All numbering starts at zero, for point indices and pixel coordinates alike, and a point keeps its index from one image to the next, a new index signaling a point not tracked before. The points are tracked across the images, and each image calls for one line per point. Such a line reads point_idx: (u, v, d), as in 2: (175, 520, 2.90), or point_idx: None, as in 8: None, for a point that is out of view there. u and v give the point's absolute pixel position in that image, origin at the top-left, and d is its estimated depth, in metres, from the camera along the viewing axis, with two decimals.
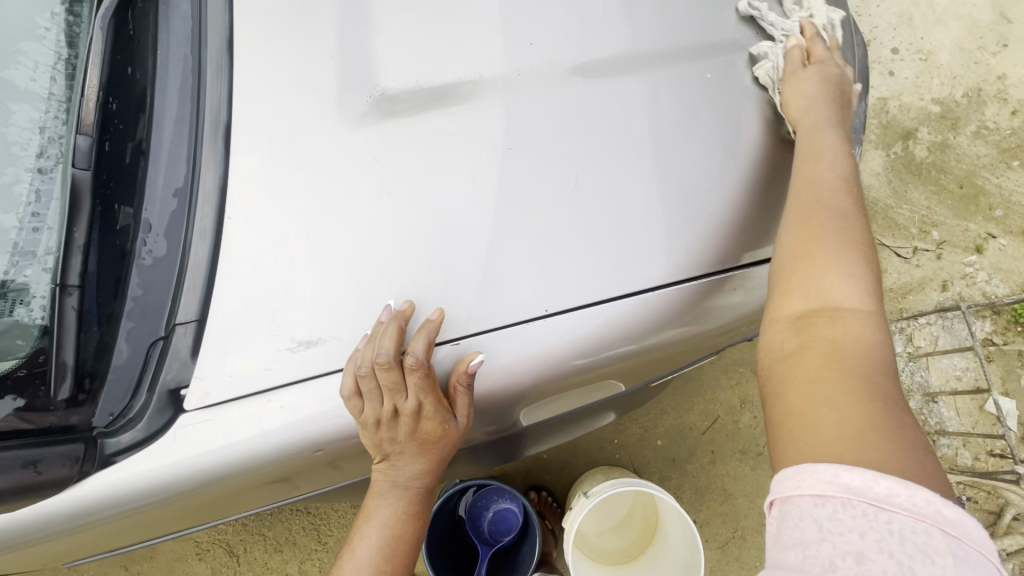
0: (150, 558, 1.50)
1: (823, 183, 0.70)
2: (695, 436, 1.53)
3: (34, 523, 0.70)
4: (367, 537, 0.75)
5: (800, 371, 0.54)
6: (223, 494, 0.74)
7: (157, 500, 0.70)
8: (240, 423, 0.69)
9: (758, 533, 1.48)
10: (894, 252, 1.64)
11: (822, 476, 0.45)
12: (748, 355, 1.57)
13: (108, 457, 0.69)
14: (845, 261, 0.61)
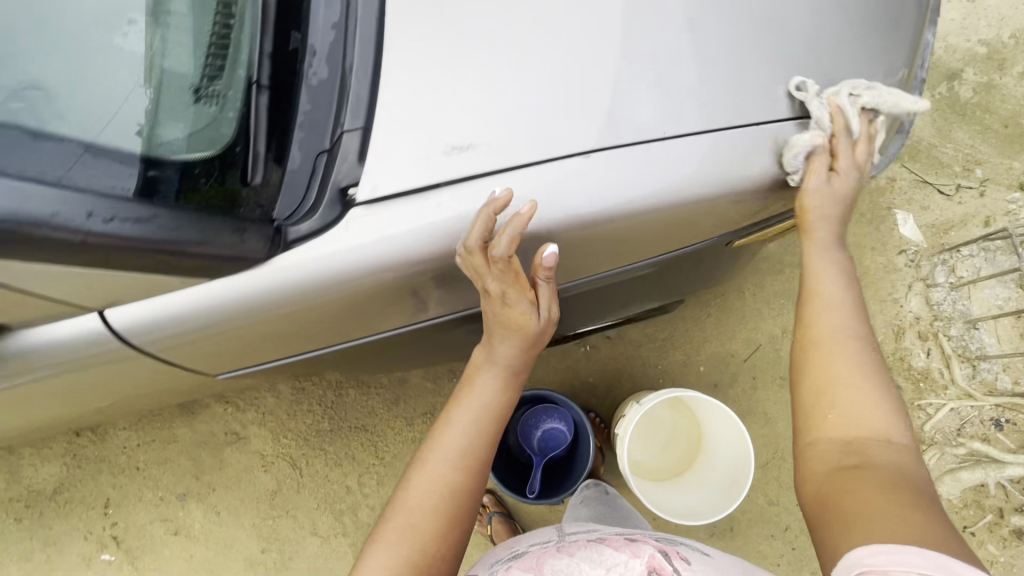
0: (219, 469, 1.61)
1: (845, 318, 0.81)
2: (737, 362, 1.59)
3: (198, 309, 0.79)
4: (464, 409, 0.87)
5: (858, 485, 0.64)
6: (362, 299, 0.81)
7: (309, 293, 0.78)
8: (392, 220, 0.76)
9: None
10: (937, 190, 1.66)
11: (929, 558, 0.51)
12: (790, 288, 1.63)
13: (289, 244, 0.76)
14: (866, 388, 0.74)
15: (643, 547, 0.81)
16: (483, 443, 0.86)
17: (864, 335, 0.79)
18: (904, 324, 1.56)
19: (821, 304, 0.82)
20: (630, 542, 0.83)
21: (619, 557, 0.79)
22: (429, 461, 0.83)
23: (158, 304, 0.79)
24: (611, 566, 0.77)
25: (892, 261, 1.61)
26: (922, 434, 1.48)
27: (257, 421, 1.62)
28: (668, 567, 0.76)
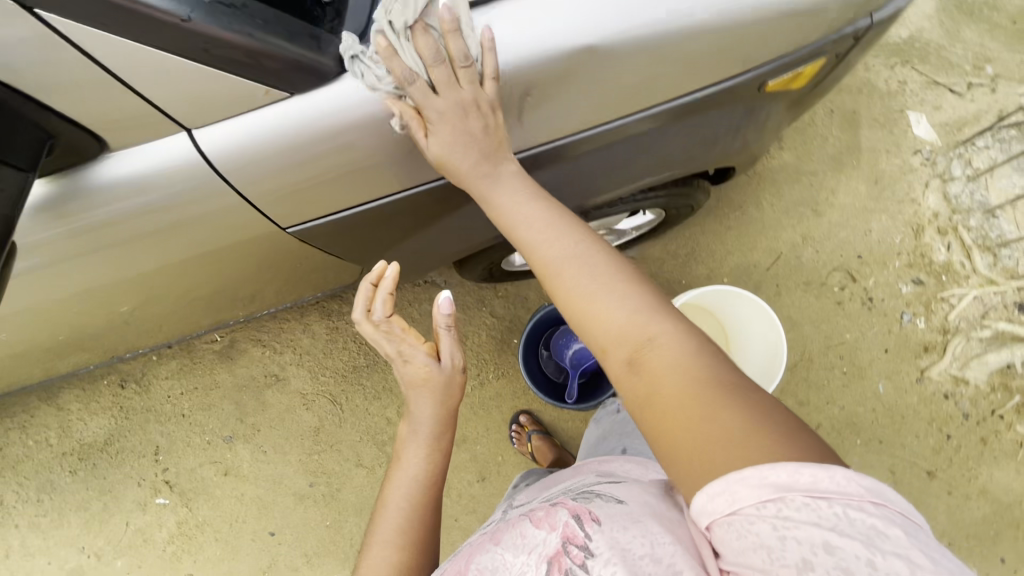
0: (262, 410, 1.66)
1: (551, 245, 0.75)
2: (760, 271, 1.61)
3: (248, 146, 0.76)
4: (397, 486, 0.83)
5: (663, 413, 0.55)
6: (418, 131, 0.80)
7: (365, 124, 0.77)
8: None
9: (825, 354, 1.56)
10: (949, 89, 1.67)
11: (751, 483, 0.45)
12: (808, 195, 1.64)
13: (359, 59, 0.75)
14: (602, 291, 0.68)
15: (560, 513, 0.61)
16: (420, 516, 0.81)
17: (581, 247, 0.73)
18: (924, 221, 1.58)
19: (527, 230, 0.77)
20: (550, 510, 0.62)
21: (536, 535, 0.59)
22: (371, 552, 0.77)
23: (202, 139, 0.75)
24: (530, 549, 0.57)
25: (908, 161, 1.63)
26: (946, 323, 1.52)
27: (295, 361, 1.67)
28: (581, 534, 0.56)
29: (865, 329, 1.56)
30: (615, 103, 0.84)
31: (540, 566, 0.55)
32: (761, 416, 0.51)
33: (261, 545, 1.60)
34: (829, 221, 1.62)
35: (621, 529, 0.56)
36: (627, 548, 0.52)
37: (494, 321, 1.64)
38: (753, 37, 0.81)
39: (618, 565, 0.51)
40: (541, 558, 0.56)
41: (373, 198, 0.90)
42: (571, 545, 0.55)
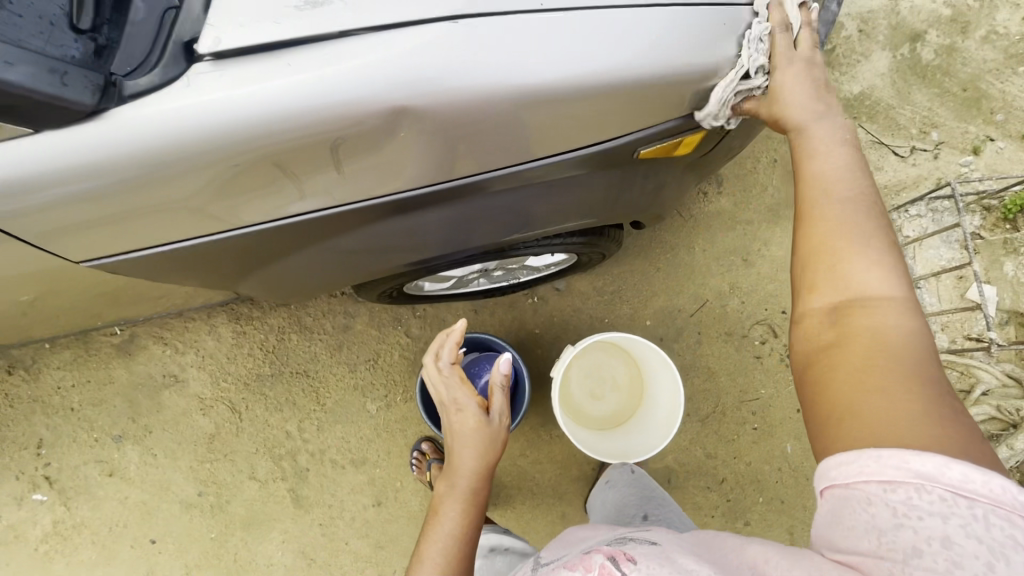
0: (157, 411, 1.58)
1: (833, 184, 0.68)
2: (684, 317, 1.59)
3: (28, 176, 0.69)
4: (434, 541, 0.84)
5: (853, 369, 0.56)
6: (223, 174, 0.73)
7: (157, 164, 0.70)
8: (241, 84, 0.68)
9: (737, 409, 1.54)
10: (892, 151, 1.65)
11: (892, 459, 0.47)
12: (741, 244, 1.62)
13: (125, 98, 0.68)
14: (867, 246, 0.63)
15: (594, 554, 0.57)
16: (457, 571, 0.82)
17: (863, 200, 0.66)
18: None
19: (803, 165, 0.71)
20: (582, 553, 0.59)
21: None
22: None
23: None
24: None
25: None
26: None
27: (195, 364, 1.59)
28: (617, 574, 0.53)
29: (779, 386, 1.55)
30: (446, 162, 0.79)
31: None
32: (938, 415, 0.50)
33: (140, 552, 1.53)
34: (758, 274, 1.60)
35: (658, 567, 0.55)
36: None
37: (408, 342, 1.59)
38: (596, 107, 0.77)
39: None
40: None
41: (186, 239, 0.83)
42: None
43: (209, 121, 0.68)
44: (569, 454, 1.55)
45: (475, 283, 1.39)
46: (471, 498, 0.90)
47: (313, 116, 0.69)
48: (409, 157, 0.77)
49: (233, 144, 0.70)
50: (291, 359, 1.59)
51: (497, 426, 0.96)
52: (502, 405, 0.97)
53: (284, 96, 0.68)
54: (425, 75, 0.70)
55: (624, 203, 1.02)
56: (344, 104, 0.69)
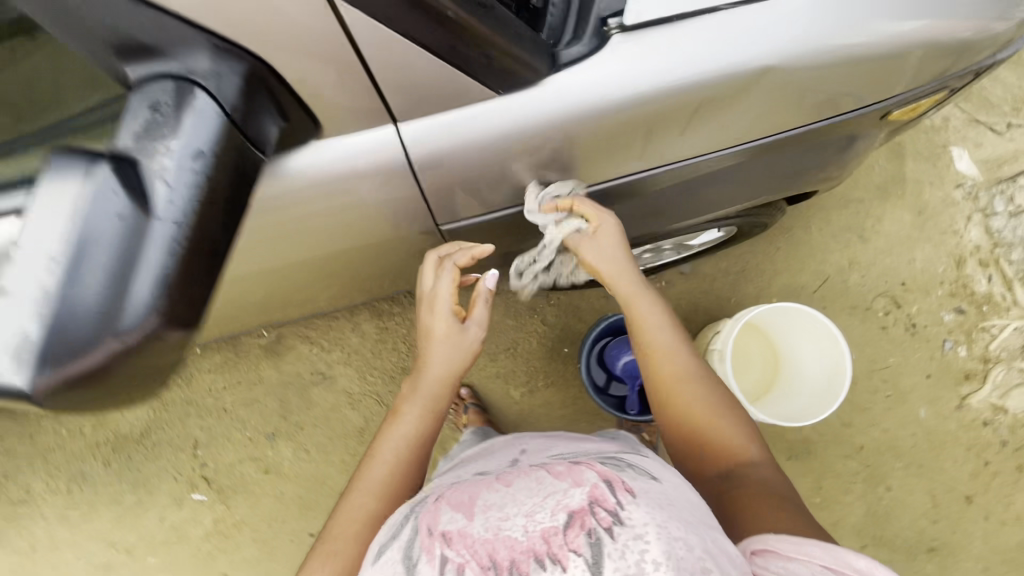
0: (307, 408, 1.63)
1: (672, 360, 0.90)
2: (808, 293, 1.65)
3: (453, 140, 0.77)
4: (390, 437, 0.89)
5: (750, 499, 0.73)
6: (609, 133, 0.81)
7: (567, 123, 0.78)
8: (659, 49, 0.75)
9: (869, 377, 1.60)
10: (989, 127, 1.74)
11: (828, 551, 0.57)
12: (856, 222, 1.69)
13: (561, 67, 0.76)
14: (710, 408, 0.86)
15: (586, 473, 0.59)
16: (409, 465, 0.87)
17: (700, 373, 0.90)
18: (965, 253, 1.64)
19: (646, 331, 0.92)
20: (575, 467, 0.61)
21: (557, 485, 0.58)
22: (355, 494, 0.82)
23: (418, 129, 0.77)
24: (548, 495, 0.56)
25: (951, 195, 1.69)
26: (987, 353, 1.58)
27: (342, 360, 1.65)
28: (612, 500, 0.54)
29: (908, 356, 1.60)
30: (758, 121, 0.88)
31: (557, 514, 0.54)
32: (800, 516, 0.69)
33: (300, 545, 1.58)
34: (874, 248, 1.67)
35: (656, 508, 0.55)
36: (665, 530, 0.52)
37: (545, 329, 1.65)
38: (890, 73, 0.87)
39: (649, 543, 0.50)
40: (560, 508, 0.54)
41: (510, 207, 0.93)
42: (599, 507, 0.53)
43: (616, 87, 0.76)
44: None
45: None
46: (429, 405, 0.93)
47: (708, 79, 0.78)
48: (748, 113, 0.86)
49: (623, 108, 0.78)
50: None
51: (472, 336, 0.95)
52: (481, 315, 0.96)
53: (681, 65, 0.76)
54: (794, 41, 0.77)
55: (812, 176, 1.10)
56: (735, 69, 0.78)
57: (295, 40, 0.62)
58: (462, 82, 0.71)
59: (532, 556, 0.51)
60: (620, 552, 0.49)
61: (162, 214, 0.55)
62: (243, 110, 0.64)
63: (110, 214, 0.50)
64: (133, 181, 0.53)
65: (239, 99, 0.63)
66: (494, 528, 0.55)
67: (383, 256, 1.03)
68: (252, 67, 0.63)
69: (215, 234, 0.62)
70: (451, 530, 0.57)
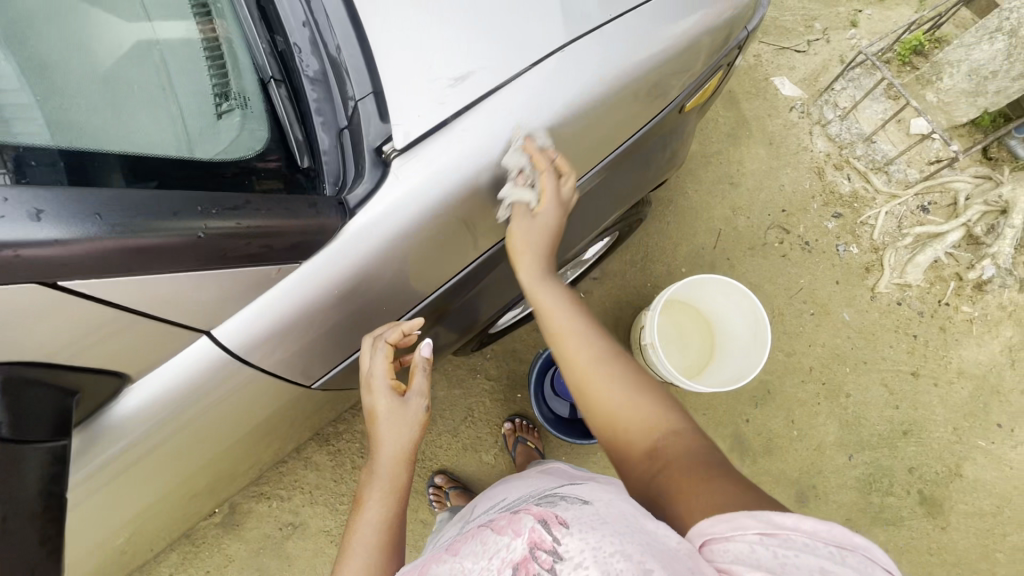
0: (289, 565, 1.53)
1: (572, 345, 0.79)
2: (709, 251, 1.74)
3: (289, 318, 0.72)
4: (358, 534, 0.76)
5: (674, 472, 0.64)
6: (438, 240, 0.78)
7: (393, 256, 0.74)
8: (443, 159, 0.71)
9: (790, 304, 1.70)
10: (794, 50, 1.92)
11: (757, 515, 0.52)
12: (722, 173, 1.81)
13: (352, 212, 0.69)
14: (627, 389, 0.75)
15: (525, 518, 0.56)
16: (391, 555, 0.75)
17: (600, 349, 0.78)
18: (822, 163, 1.80)
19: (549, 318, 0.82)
20: (513, 515, 0.58)
21: (501, 541, 0.55)
22: None
23: (245, 315, 0.70)
24: (493, 555, 0.54)
25: (788, 119, 1.85)
26: (875, 243, 1.72)
27: (306, 502, 1.56)
28: (548, 538, 0.52)
29: (813, 272, 1.72)
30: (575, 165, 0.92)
31: (505, 572, 0.51)
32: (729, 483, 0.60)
33: None
34: (747, 189, 1.80)
35: (593, 526, 0.53)
36: (599, 551, 0.49)
37: (492, 383, 1.65)
38: (666, 83, 0.94)
39: (590, 568, 0.47)
40: (505, 564, 0.52)
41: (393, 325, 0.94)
42: (538, 551, 0.51)
43: (426, 208, 0.72)
44: None
45: (535, 300, 1.51)
46: (394, 485, 0.81)
47: (506, 160, 0.76)
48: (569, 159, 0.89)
49: (445, 221, 0.75)
50: None
51: (415, 408, 0.83)
52: (423, 385, 0.85)
53: (476, 160, 0.73)
54: (571, 97, 0.79)
55: (653, 166, 1.19)
56: (526, 141, 0.77)
57: (70, 328, 0.56)
58: (261, 270, 0.65)
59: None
60: None
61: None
62: (15, 421, 0.58)
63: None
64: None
65: (3, 413, 0.56)
66: None
67: (289, 408, 0.98)
68: (5, 375, 0.56)
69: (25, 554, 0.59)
70: None
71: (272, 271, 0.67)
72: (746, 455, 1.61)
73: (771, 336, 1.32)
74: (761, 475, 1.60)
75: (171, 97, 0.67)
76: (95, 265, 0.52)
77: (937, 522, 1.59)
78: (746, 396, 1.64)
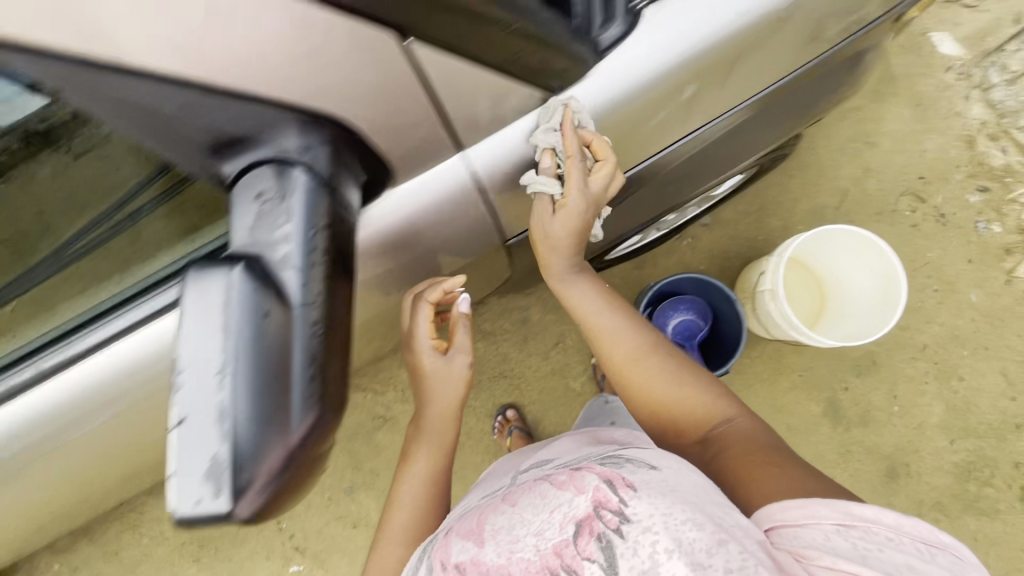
0: (377, 454, 1.63)
1: (614, 343, 0.92)
2: (832, 212, 1.66)
3: (514, 158, 0.76)
4: (407, 477, 0.94)
5: (734, 458, 0.73)
6: (651, 106, 0.81)
7: (615, 108, 0.78)
8: (688, 15, 0.74)
9: (913, 277, 1.60)
10: (963, 3, 1.73)
11: (833, 508, 0.60)
12: (859, 130, 1.69)
13: (602, 53, 0.72)
14: (680, 382, 0.86)
15: (588, 477, 0.64)
16: (433, 497, 0.93)
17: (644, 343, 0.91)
18: (974, 131, 1.65)
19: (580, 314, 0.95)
20: (575, 474, 0.66)
21: (562, 496, 0.64)
22: (385, 536, 0.88)
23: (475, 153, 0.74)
24: (555, 509, 0.62)
25: (943, 80, 1.70)
26: (1021, 223, 1.59)
27: (398, 399, 1.64)
28: (614, 499, 0.60)
29: (945, 246, 1.61)
30: (773, 68, 0.92)
31: (567, 526, 0.60)
32: (788, 472, 0.69)
33: None
34: (884, 151, 1.68)
35: (656, 496, 0.59)
36: (668, 518, 0.56)
37: None
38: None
39: (659, 533, 0.55)
40: (567, 520, 0.60)
41: None
42: (604, 510, 0.59)
43: (654, 72, 0.75)
44: (774, 368, 1.60)
45: (649, 236, 1.50)
46: (439, 435, 0.96)
47: (737, 31, 0.77)
48: (774, 57, 0.90)
49: (663, 87, 0.78)
50: (485, 363, 1.65)
51: (455, 365, 0.94)
52: (465, 343, 0.95)
53: (715, 22, 0.75)
54: None
55: (823, 102, 1.14)
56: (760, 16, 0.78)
57: (340, 74, 0.55)
58: (516, 92, 0.69)
59: (547, 570, 0.58)
60: (631, 550, 0.55)
61: (299, 299, 0.53)
62: (337, 177, 0.60)
63: (253, 309, 0.47)
64: (264, 274, 0.50)
65: (332, 165, 0.60)
66: (506, 552, 0.62)
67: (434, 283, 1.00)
68: (335, 129, 0.59)
69: (343, 316, 0.60)
70: (464, 561, 0.66)
71: (520, 102, 0.71)
72: (840, 422, 1.57)
73: (906, 298, 1.27)
74: (852, 444, 1.56)
75: None
76: (407, 19, 0.53)
77: None
78: (849, 364, 1.59)
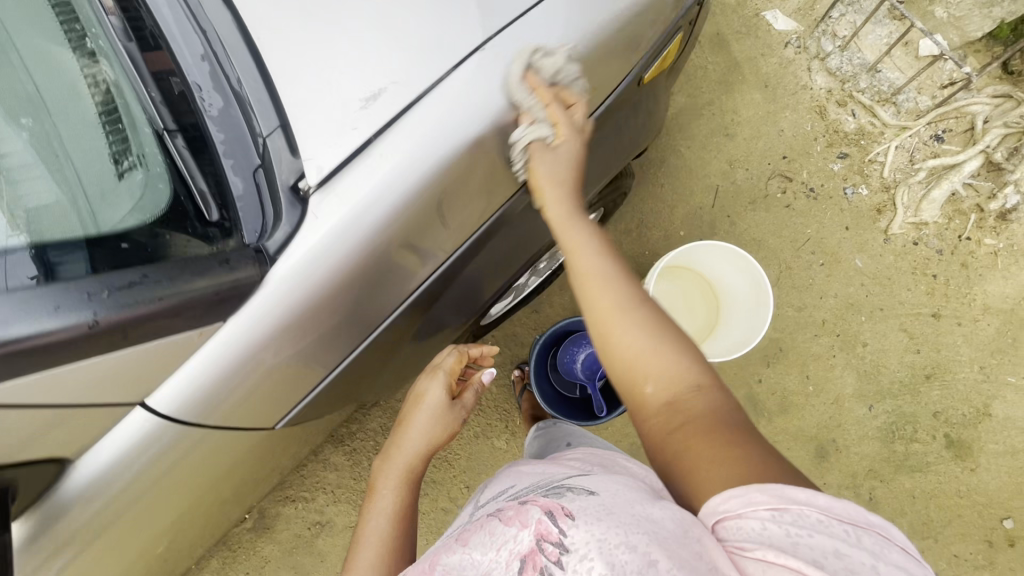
0: (321, 562, 1.60)
1: (594, 285, 0.69)
2: (708, 212, 1.66)
3: (239, 365, 0.69)
4: (373, 517, 0.85)
5: (697, 450, 0.55)
6: (381, 260, 0.73)
7: (329, 283, 0.70)
8: (362, 182, 0.69)
9: (798, 257, 1.62)
10: None
11: (768, 489, 0.48)
12: (715, 124, 1.70)
13: (273, 258, 0.67)
14: (663, 342, 0.64)
15: (531, 508, 0.54)
16: (403, 545, 0.84)
17: (626, 289, 0.68)
18: (823, 101, 1.67)
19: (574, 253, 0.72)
20: (519, 504, 0.56)
21: (506, 532, 0.52)
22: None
23: (181, 376, 0.67)
24: (499, 545, 0.51)
25: (784, 56, 1.70)
26: (885, 181, 1.62)
27: (331, 501, 1.61)
28: (554, 528, 0.49)
29: (821, 220, 1.63)
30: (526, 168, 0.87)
31: (512, 565, 0.49)
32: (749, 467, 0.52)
33: None
34: (744, 139, 1.69)
35: (593, 520, 0.49)
36: (604, 543, 0.47)
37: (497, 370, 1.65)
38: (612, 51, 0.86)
39: (593, 558, 0.45)
40: (512, 556, 0.50)
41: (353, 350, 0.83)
42: (546, 542, 0.49)
43: (346, 244, 0.69)
44: None
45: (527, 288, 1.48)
46: (406, 478, 0.90)
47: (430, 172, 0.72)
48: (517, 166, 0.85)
49: (382, 238, 0.72)
50: None
51: (455, 416, 0.96)
52: (470, 398, 0.98)
53: (398, 174, 0.70)
54: (495, 100, 0.75)
55: (631, 138, 1.13)
56: (449, 149, 0.73)
57: None
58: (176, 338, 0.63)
59: None
60: None
61: None
62: None
63: None
64: None
65: None
66: None
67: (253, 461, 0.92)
68: None
69: None
70: None
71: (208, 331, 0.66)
72: (761, 416, 1.58)
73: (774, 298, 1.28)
74: (778, 435, 1.57)
75: (70, 167, 0.65)
76: None
77: (966, 465, 1.55)
78: (757, 357, 1.59)
